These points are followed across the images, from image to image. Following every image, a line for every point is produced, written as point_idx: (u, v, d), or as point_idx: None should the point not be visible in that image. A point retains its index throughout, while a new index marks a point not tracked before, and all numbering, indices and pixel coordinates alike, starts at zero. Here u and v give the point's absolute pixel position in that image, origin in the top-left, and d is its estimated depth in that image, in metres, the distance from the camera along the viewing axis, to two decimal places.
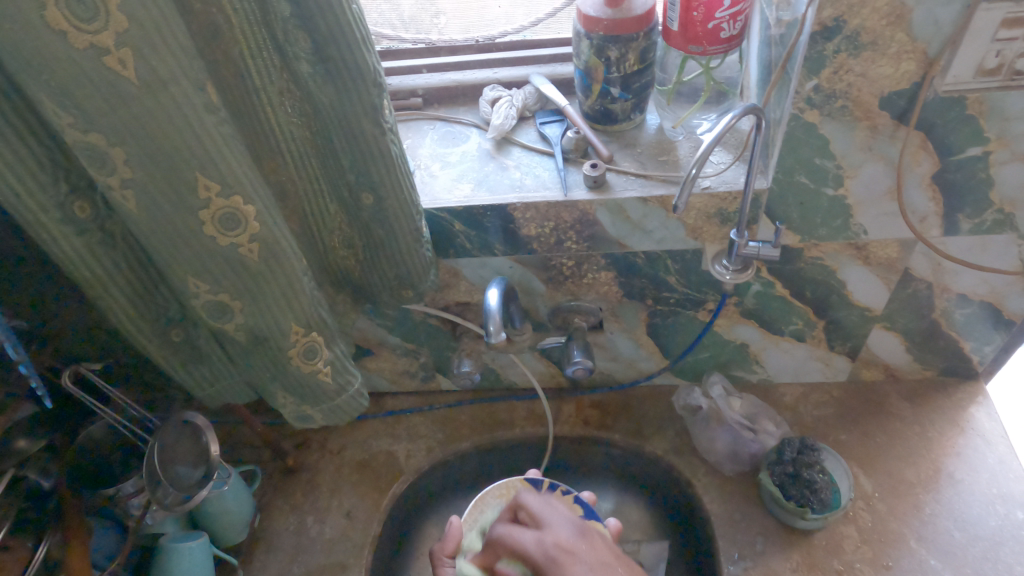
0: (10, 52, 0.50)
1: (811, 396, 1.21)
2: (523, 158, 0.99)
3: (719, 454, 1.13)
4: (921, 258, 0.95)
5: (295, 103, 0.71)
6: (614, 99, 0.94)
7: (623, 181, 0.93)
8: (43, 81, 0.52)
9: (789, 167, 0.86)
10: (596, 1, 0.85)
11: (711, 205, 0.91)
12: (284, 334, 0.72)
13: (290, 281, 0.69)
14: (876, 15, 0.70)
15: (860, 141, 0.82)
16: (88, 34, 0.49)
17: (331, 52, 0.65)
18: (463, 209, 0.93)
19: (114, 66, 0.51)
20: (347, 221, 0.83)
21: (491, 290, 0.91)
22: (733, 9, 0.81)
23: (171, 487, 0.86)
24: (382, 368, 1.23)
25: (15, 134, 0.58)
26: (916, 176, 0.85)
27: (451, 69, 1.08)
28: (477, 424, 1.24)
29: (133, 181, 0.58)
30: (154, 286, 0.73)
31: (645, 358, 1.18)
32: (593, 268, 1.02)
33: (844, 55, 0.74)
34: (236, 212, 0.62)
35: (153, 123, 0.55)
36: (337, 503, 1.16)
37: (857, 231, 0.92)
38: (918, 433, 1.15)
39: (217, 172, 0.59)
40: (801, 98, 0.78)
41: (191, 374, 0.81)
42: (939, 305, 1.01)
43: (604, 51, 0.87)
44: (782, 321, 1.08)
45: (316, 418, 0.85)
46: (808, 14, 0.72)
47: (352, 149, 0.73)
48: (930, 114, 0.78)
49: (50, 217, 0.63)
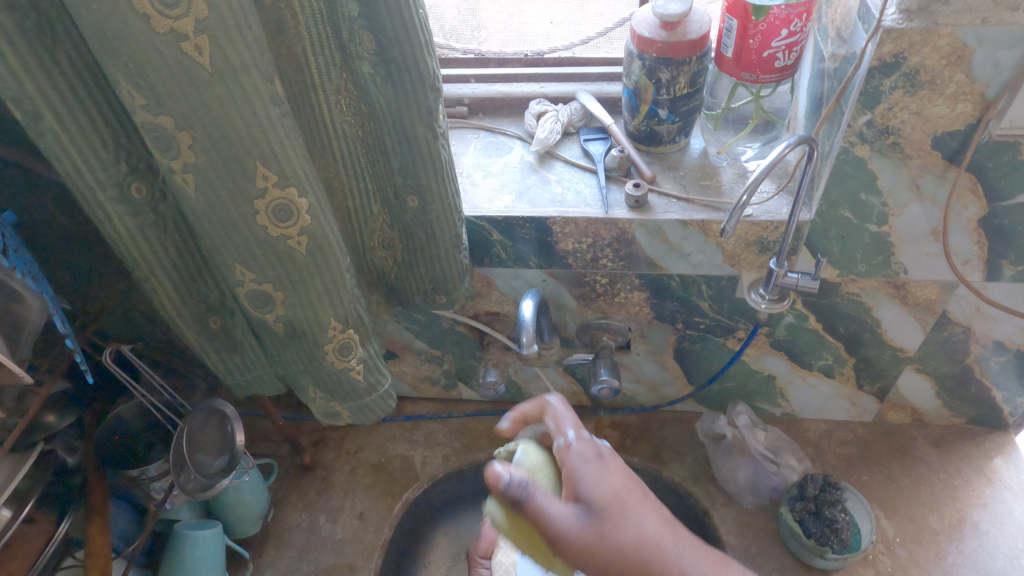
0: (93, 31, 0.51)
1: (835, 434, 1.19)
2: (565, 174, 1.00)
3: (738, 485, 1.12)
4: (960, 302, 0.94)
5: (351, 101, 0.72)
6: (660, 121, 0.94)
7: (664, 203, 0.93)
8: (121, 62, 0.53)
9: (834, 200, 0.85)
10: (652, 23, 0.85)
11: (752, 232, 0.91)
12: (323, 329, 0.72)
13: (334, 276, 0.69)
14: (937, 54, 0.70)
15: (908, 180, 0.81)
16: (170, 19, 0.50)
17: (393, 54, 0.65)
18: (503, 219, 0.93)
19: (191, 52, 0.52)
20: (389, 222, 0.84)
21: (525, 301, 0.91)
22: (789, 39, 0.81)
23: (194, 474, 0.86)
24: (404, 372, 1.23)
25: (84, 113, 0.60)
26: (962, 219, 0.84)
27: (498, 82, 1.09)
28: (496, 436, 1.24)
29: (195, 166, 0.59)
30: (198, 272, 0.74)
31: (668, 382, 1.18)
32: (625, 288, 1.02)
33: (901, 92, 0.73)
34: (290, 204, 0.62)
35: (219, 109, 0.55)
36: (350, 504, 1.16)
37: (897, 270, 0.92)
38: (943, 480, 1.13)
39: (276, 163, 0.60)
40: (852, 132, 0.78)
41: (224, 363, 0.82)
42: (973, 352, 1.00)
43: (655, 73, 0.87)
44: (812, 355, 1.07)
45: (344, 416, 0.86)
46: (867, 49, 0.72)
47: (404, 152, 0.74)
48: (981, 155, 0.77)
49: (108, 196, 0.64)
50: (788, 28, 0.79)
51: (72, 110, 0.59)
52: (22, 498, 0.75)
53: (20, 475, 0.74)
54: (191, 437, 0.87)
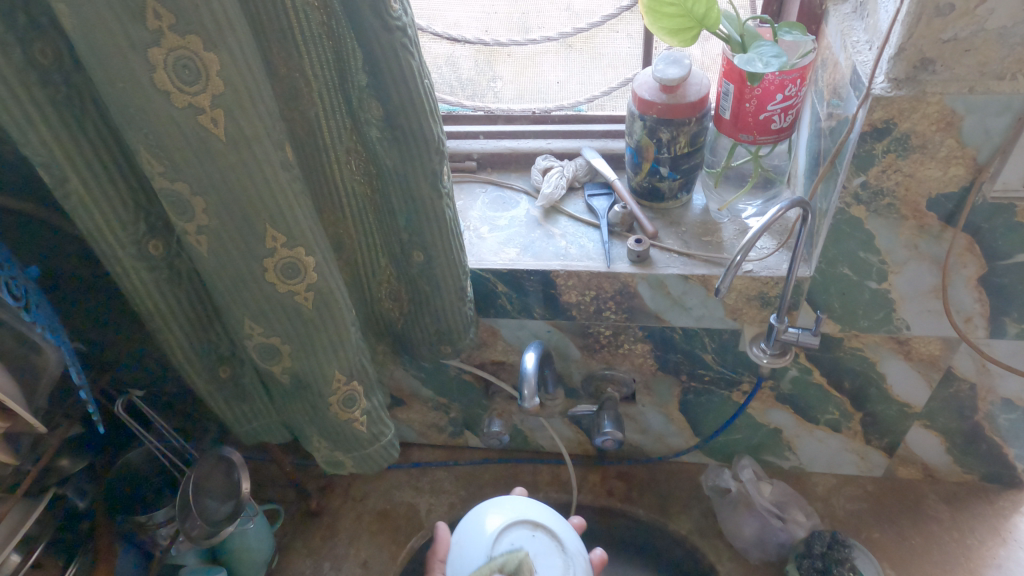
0: (118, 108, 0.55)
1: (844, 489, 1.18)
2: (569, 228, 1.02)
3: (745, 540, 1.10)
4: (965, 358, 0.93)
5: (360, 162, 0.76)
6: (662, 177, 0.96)
7: (666, 257, 0.94)
8: (142, 133, 0.56)
9: (833, 258, 0.86)
10: (652, 86, 0.88)
11: (753, 287, 0.92)
12: (327, 381, 0.75)
13: (338, 330, 0.71)
14: (926, 120, 0.72)
15: (905, 239, 0.82)
16: (188, 95, 0.54)
17: (399, 120, 0.68)
18: (508, 272, 0.96)
19: (207, 124, 0.56)
20: (396, 274, 0.87)
21: (528, 352, 0.93)
22: (785, 103, 0.83)
23: (199, 520, 0.87)
24: (412, 419, 1.24)
25: (108, 177, 0.63)
26: (962, 277, 0.84)
27: (506, 138, 1.13)
28: (501, 485, 1.24)
29: (209, 228, 0.62)
30: (209, 323, 0.77)
31: (674, 433, 1.18)
32: (629, 340, 1.03)
33: (893, 155, 0.75)
34: (297, 262, 0.65)
35: (231, 174, 0.59)
36: (354, 551, 1.16)
37: (900, 326, 0.92)
38: (956, 539, 1.10)
39: (285, 225, 0.63)
40: (848, 193, 0.80)
41: (231, 410, 0.84)
42: (982, 408, 0.99)
43: (656, 133, 0.90)
44: (818, 410, 1.07)
45: (347, 465, 0.87)
46: (858, 114, 0.73)
47: (409, 210, 0.76)
48: (977, 217, 0.79)
49: (127, 253, 0.67)
50: (783, 92, 0.82)
51: (96, 176, 0.62)
52: (31, 543, 0.77)
53: (31, 518, 0.75)
54: (197, 483, 0.89)
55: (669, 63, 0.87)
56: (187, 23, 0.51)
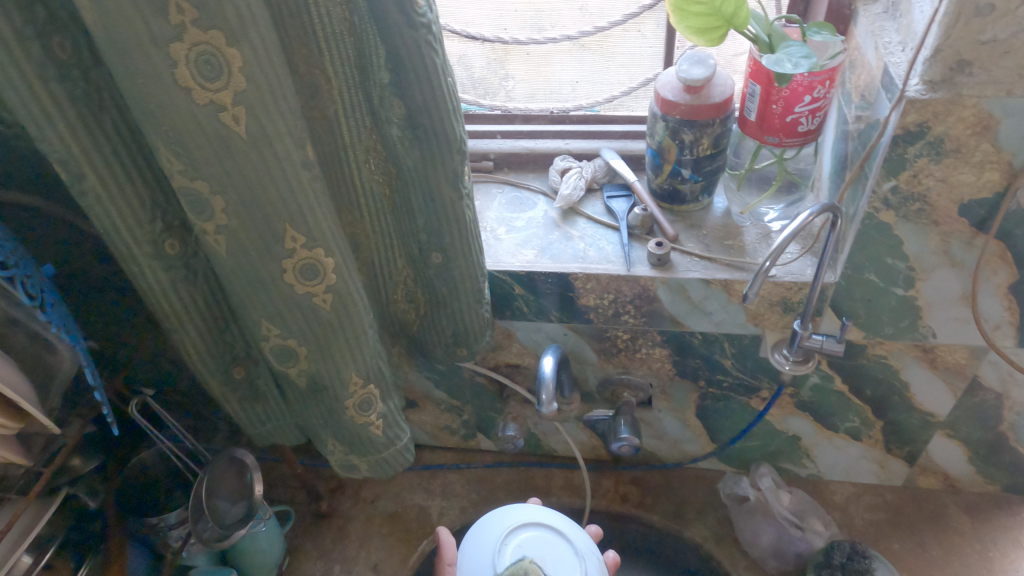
0: (138, 103, 0.54)
1: (863, 498, 1.16)
2: (588, 230, 1.01)
3: (762, 549, 1.09)
4: (992, 367, 0.91)
5: (379, 161, 0.74)
6: (683, 180, 0.95)
7: (687, 261, 0.93)
8: (162, 131, 0.55)
9: (860, 264, 0.84)
10: (676, 87, 0.86)
11: (775, 292, 0.90)
12: (343, 384, 0.73)
13: (356, 332, 0.70)
14: (962, 124, 0.70)
15: (934, 245, 0.80)
16: (210, 92, 0.53)
17: (422, 120, 0.67)
18: (525, 274, 0.94)
19: (228, 121, 0.54)
20: (413, 276, 0.85)
21: (545, 356, 0.91)
22: (813, 104, 0.81)
23: (211, 522, 0.86)
24: (424, 421, 1.23)
25: (126, 174, 0.62)
26: (992, 284, 0.82)
27: (524, 138, 1.11)
28: (514, 489, 1.22)
29: (227, 227, 0.61)
30: (224, 323, 0.76)
31: (690, 439, 1.16)
32: (647, 344, 1.02)
33: (925, 160, 0.73)
34: (316, 264, 0.64)
35: (252, 172, 0.57)
36: (365, 554, 1.15)
37: (926, 333, 0.89)
38: (978, 551, 1.08)
39: (305, 225, 0.62)
40: (877, 198, 0.78)
41: (245, 412, 0.83)
42: (1007, 419, 0.97)
43: (679, 134, 0.88)
44: (838, 417, 1.05)
45: (361, 469, 0.86)
46: (891, 117, 0.72)
47: (429, 211, 0.75)
48: (1009, 223, 0.77)
49: (143, 251, 0.66)
50: (811, 94, 0.80)
51: (113, 174, 0.61)
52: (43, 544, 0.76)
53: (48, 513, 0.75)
54: (211, 484, 0.89)
55: (694, 63, 0.85)
56: (211, 18, 0.50)
